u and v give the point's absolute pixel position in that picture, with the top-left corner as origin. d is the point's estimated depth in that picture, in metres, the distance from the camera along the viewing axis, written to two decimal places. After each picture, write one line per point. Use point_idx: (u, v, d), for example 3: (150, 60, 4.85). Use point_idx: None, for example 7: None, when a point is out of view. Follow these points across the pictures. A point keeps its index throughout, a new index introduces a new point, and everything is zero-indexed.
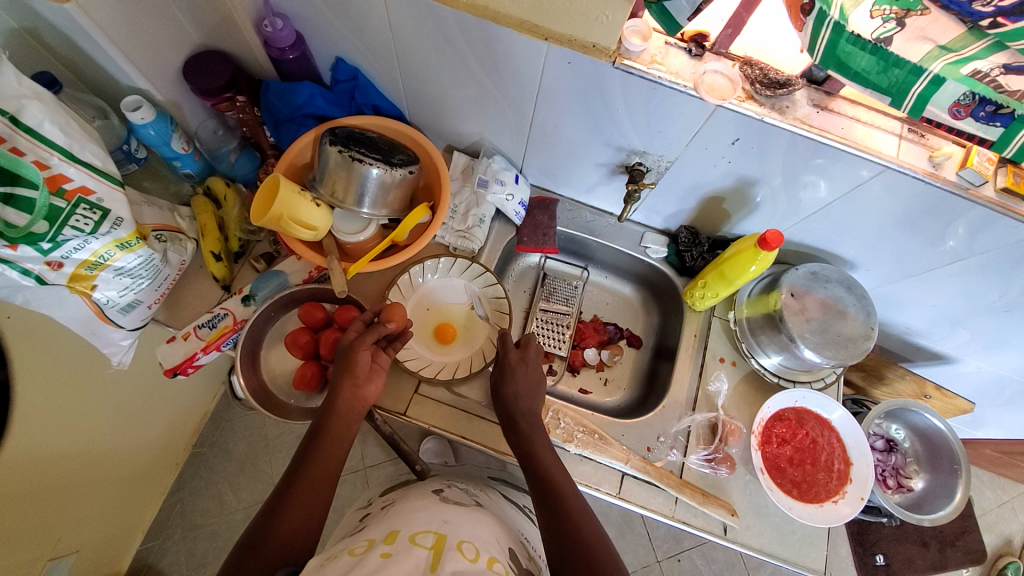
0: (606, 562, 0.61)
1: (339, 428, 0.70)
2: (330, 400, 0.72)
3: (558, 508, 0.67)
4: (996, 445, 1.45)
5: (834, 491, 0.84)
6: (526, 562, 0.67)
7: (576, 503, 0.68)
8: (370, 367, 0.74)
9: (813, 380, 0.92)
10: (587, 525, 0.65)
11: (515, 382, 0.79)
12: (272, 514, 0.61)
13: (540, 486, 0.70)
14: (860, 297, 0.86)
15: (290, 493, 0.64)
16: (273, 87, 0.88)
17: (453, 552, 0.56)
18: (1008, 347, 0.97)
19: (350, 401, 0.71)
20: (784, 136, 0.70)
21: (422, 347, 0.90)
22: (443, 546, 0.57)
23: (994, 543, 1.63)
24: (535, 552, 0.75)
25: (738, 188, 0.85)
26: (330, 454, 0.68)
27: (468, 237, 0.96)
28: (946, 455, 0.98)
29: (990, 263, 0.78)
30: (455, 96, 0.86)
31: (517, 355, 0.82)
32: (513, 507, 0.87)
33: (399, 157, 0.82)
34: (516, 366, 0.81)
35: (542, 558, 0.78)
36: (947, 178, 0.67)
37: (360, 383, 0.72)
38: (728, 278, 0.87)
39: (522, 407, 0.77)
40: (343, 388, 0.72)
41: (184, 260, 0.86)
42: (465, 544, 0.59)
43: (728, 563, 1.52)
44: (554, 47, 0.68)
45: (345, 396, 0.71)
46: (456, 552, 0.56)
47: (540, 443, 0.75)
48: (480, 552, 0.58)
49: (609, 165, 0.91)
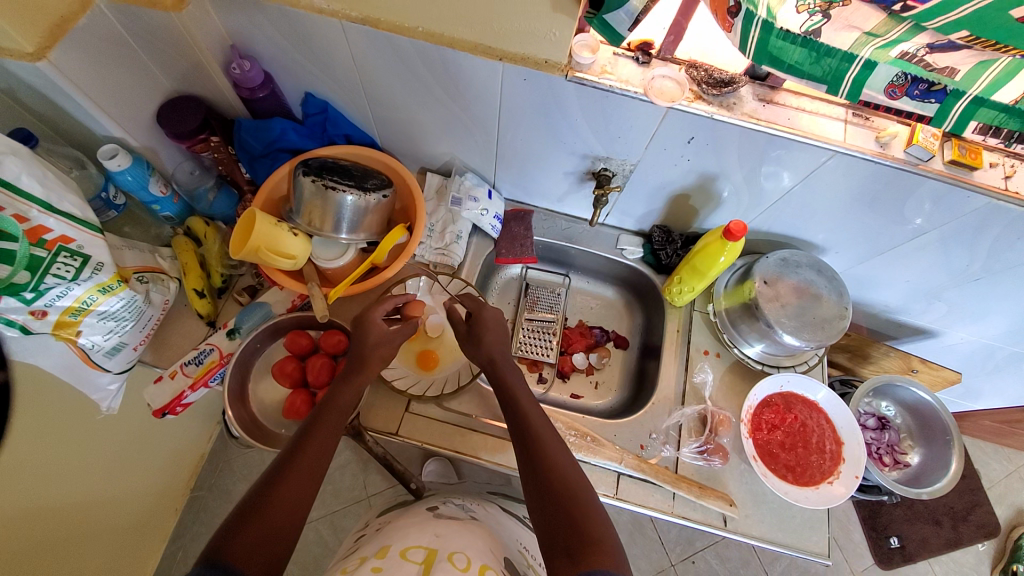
0: (589, 518, 0.58)
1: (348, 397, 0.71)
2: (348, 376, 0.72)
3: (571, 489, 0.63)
4: (992, 415, 1.47)
5: (828, 472, 0.85)
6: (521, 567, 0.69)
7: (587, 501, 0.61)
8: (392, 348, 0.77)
9: (796, 364, 0.93)
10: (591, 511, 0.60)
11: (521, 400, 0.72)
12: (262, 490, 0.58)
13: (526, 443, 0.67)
14: (830, 278, 0.88)
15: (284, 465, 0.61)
16: (245, 125, 0.92)
17: (444, 563, 0.58)
18: (984, 315, 0.99)
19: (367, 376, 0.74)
20: (736, 132, 0.73)
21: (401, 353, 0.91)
22: (434, 558, 0.59)
23: (1007, 515, 1.63)
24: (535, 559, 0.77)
25: (701, 184, 0.87)
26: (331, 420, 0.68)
27: (447, 254, 0.96)
28: (938, 427, 0.97)
29: (950, 235, 0.81)
30: (424, 120, 0.89)
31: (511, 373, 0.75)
32: (512, 518, 0.87)
33: (372, 182, 0.85)
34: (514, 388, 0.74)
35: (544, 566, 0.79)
36: (895, 156, 0.71)
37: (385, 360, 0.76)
38: (702, 271, 0.88)
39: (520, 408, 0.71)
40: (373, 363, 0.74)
41: (168, 300, 0.88)
42: (456, 554, 0.61)
43: (743, 561, 1.51)
44: (509, 67, 0.72)
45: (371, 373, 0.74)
46: (446, 563, 0.58)
47: (522, 411, 0.70)
48: (472, 561, 0.60)
49: (576, 172, 0.93)
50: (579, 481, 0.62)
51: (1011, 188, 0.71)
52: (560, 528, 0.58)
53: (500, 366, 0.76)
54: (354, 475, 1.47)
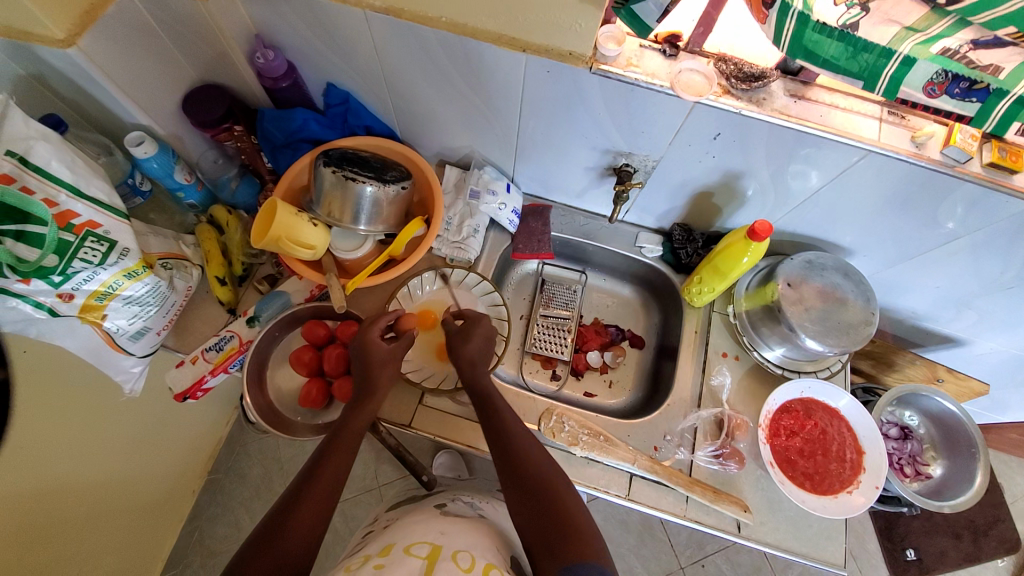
0: (583, 535, 0.60)
1: (358, 417, 0.73)
2: (365, 391, 0.75)
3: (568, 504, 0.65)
4: (1022, 429, 1.42)
5: (848, 481, 0.82)
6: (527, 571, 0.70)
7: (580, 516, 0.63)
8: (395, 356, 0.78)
9: (818, 369, 0.91)
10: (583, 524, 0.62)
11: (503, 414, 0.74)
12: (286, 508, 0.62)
13: (511, 457, 0.69)
14: (857, 282, 0.85)
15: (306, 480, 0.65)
16: (269, 115, 0.92)
17: (446, 562, 0.60)
18: (1018, 326, 0.95)
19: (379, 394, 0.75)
20: (765, 129, 0.71)
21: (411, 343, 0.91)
22: (437, 555, 0.61)
23: None
24: None
25: (726, 183, 0.85)
26: (341, 441, 0.70)
27: (463, 248, 0.96)
28: (963, 439, 0.94)
29: (988, 241, 0.78)
30: (444, 113, 0.89)
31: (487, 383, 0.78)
32: None
33: (391, 174, 0.85)
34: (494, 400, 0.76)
35: None
36: (932, 157, 0.68)
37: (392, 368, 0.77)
38: (722, 271, 0.86)
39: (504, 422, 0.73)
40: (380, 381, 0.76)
41: (190, 286, 0.89)
42: (460, 552, 0.62)
43: (754, 567, 1.49)
44: (532, 58, 0.71)
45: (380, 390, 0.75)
46: (449, 562, 0.60)
47: (503, 425, 0.72)
48: (475, 560, 0.61)
49: (596, 168, 0.91)
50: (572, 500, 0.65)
51: None
52: (558, 541, 0.60)
53: (481, 380, 0.77)
54: (366, 464, 1.49)
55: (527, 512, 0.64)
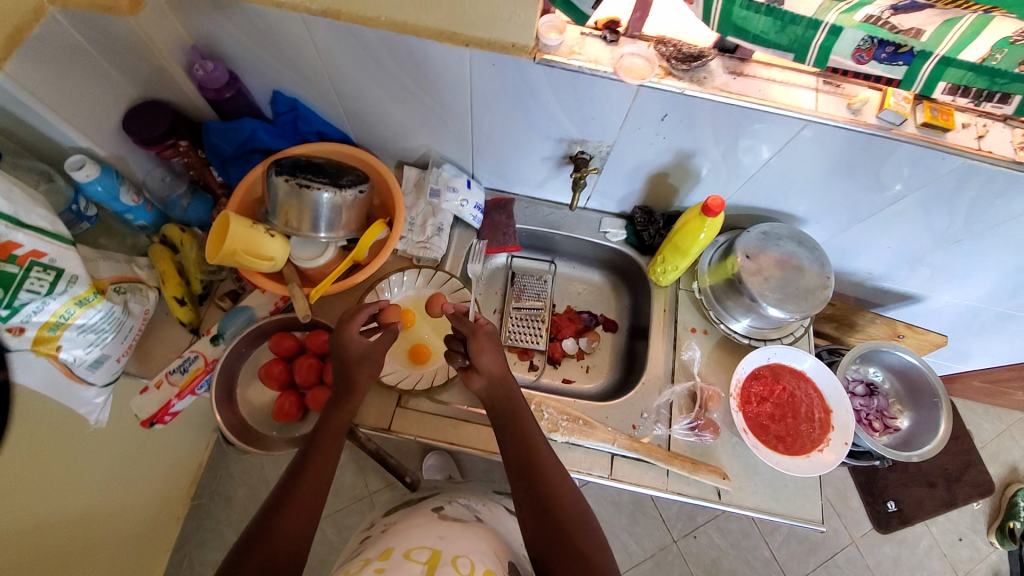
0: (584, 539, 0.62)
1: (338, 416, 0.71)
2: (343, 389, 0.72)
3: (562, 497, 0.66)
4: (982, 375, 1.50)
5: (818, 440, 0.86)
6: None
7: (579, 516, 0.65)
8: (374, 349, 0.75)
9: (783, 336, 0.94)
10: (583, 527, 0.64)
11: (520, 416, 0.73)
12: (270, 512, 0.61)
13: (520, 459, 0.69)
14: (812, 249, 0.88)
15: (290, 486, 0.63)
16: (212, 127, 0.90)
17: (448, 567, 0.61)
18: (965, 277, 1.01)
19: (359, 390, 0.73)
20: (709, 107, 0.72)
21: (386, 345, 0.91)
22: (438, 560, 0.62)
23: (1000, 473, 1.68)
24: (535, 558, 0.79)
25: (679, 163, 0.87)
26: (326, 445, 0.68)
27: (428, 247, 0.95)
28: (926, 389, 0.98)
29: (927, 198, 0.81)
30: (398, 114, 0.89)
31: (505, 387, 0.76)
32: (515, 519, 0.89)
33: (347, 179, 0.84)
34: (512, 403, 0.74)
35: None
36: (868, 122, 0.71)
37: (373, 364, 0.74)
38: (684, 249, 0.88)
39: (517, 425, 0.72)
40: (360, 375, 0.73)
41: (148, 309, 0.87)
42: (460, 558, 0.63)
43: (744, 533, 1.55)
44: (476, 52, 0.71)
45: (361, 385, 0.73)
46: (450, 567, 0.61)
47: (517, 428, 0.72)
48: (475, 566, 0.62)
49: (554, 158, 0.92)
50: (572, 501, 0.66)
51: (985, 147, 0.71)
52: (560, 545, 0.61)
53: (497, 382, 0.75)
54: (355, 474, 1.48)
55: (528, 512, 0.65)
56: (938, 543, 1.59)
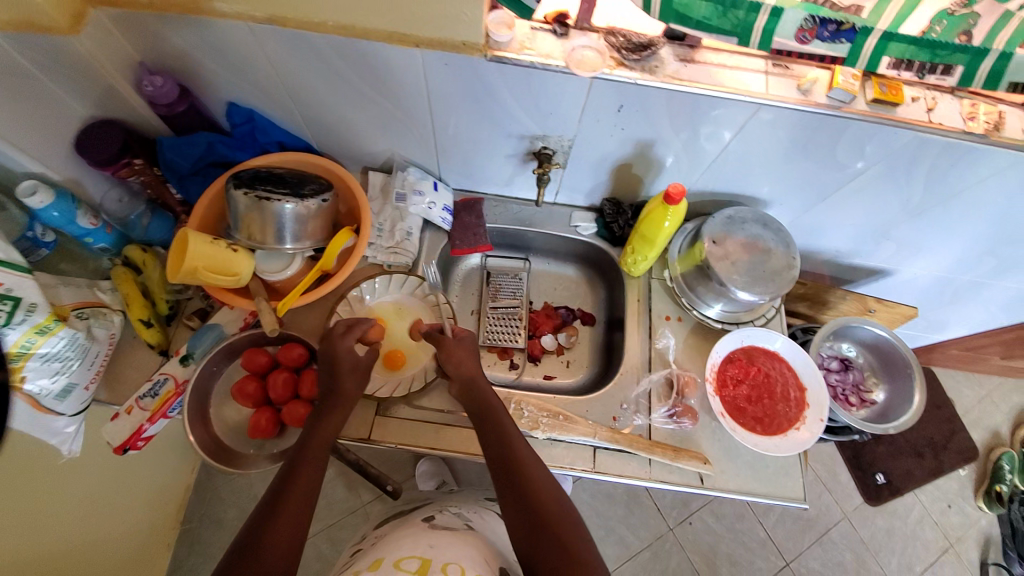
0: (573, 537, 0.63)
1: (325, 427, 0.71)
2: (331, 397, 0.73)
3: (549, 497, 0.66)
4: (958, 343, 1.53)
5: (795, 418, 0.87)
6: None
7: (567, 515, 0.65)
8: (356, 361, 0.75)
9: (754, 318, 0.95)
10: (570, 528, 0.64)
11: (503, 417, 0.74)
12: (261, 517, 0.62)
13: (506, 459, 0.69)
14: (776, 230, 0.89)
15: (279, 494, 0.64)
16: (167, 144, 0.89)
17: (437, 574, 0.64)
18: (930, 248, 1.02)
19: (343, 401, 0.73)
20: (662, 95, 0.73)
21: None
22: (426, 569, 0.65)
23: (984, 438, 1.71)
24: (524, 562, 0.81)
25: (641, 153, 0.87)
26: (311, 456, 0.68)
27: (399, 252, 0.94)
28: (898, 361, 1.00)
29: (884, 173, 0.83)
30: (358, 120, 0.88)
31: (489, 389, 0.76)
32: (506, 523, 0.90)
33: (309, 188, 0.82)
34: (496, 404, 0.75)
35: None
36: (819, 101, 0.72)
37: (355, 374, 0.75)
38: (651, 239, 0.88)
39: (503, 425, 0.73)
40: (347, 384, 0.74)
41: (113, 333, 0.85)
42: (449, 564, 0.66)
43: (737, 516, 1.57)
44: (427, 53, 0.71)
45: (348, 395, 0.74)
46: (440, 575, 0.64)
47: (502, 429, 0.72)
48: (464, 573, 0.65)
49: (518, 155, 0.92)
50: (560, 500, 0.66)
51: (935, 120, 0.73)
52: (549, 543, 0.62)
53: (478, 384, 0.76)
54: (346, 486, 1.47)
55: (515, 513, 0.65)
56: (929, 513, 1.61)
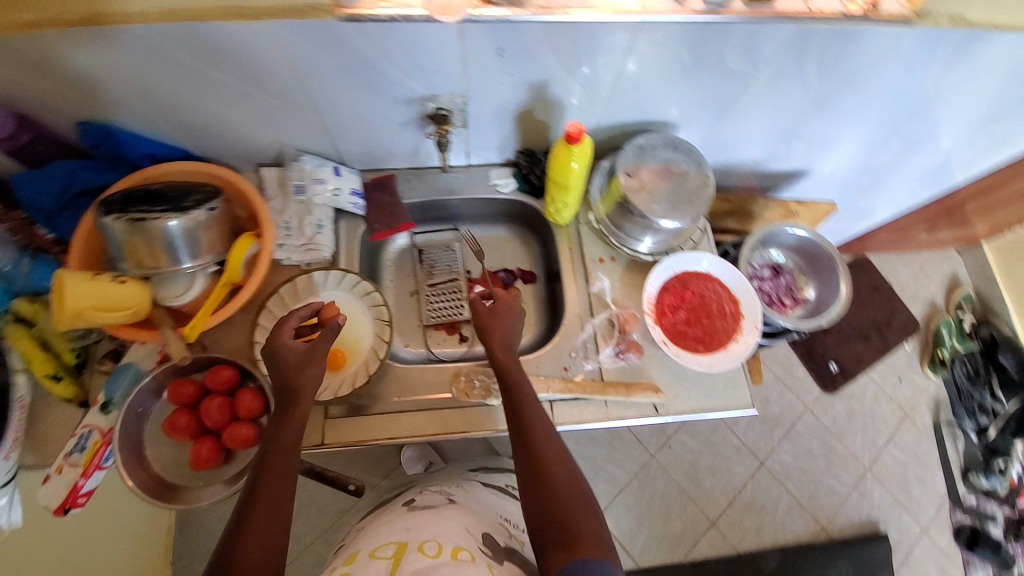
0: (571, 508, 0.63)
1: (288, 432, 0.66)
2: (286, 398, 0.68)
3: (557, 464, 0.66)
4: (886, 227, 1.61)
5: (733, 331, 0.89)
6: (504, 540, 0.76)
7: (568, 482, 0.65)
8: (308, 356, 0.70)
9: (683, 244, 0.96)
10: (574, 496, 0.64)
11: (518, 383, 0.74)
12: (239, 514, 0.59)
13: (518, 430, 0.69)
14: (687, 151, 0.89)
15: (252, 499, 0.60)
16: (19, 181, 0.78)
17: (414, 553, 0.65)
18: (839, 141, 1.04)
19: (301, 402, 0.68)
20: (539, 29, 0.69)
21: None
22: (403, 551, 0.66)
23: (922, 310, 1.84)
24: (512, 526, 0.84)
25: (538, 96, 0.83)
26: (284, 464, 0.64)
27: (315, 248, 0.89)
28: (823, 257, 1.04)
29: (778, 73, 0.82)
30: (231, 114, 0.81)
31: (503, 355, 0.76)
32: (487, 491, 0.93)
33: (192, 199, 0.75)
34: (514, 370, 0.75)
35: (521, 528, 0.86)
36: (697, 8, 0.69)
37: (305, 369, 0.70)
38: (565, 185, 0.85)
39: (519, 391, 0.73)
40: (299, 383, 0.68)
41: (21, 396, 0.79)
42: (426, 542, 0.67)
43: (712, 429, 1.67)
44: (271, 24, 0.65)
45: (306, 395, 0.68)
46: (416, 553, 0.65)
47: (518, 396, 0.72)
48: (442, 546, 0.66)
49: (413, 122, 0.86)
50: (566, 469, 0.66)
51: (813, 7, 0.72)
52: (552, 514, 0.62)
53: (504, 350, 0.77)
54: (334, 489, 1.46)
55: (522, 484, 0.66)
56: (882, 387, 1.75)
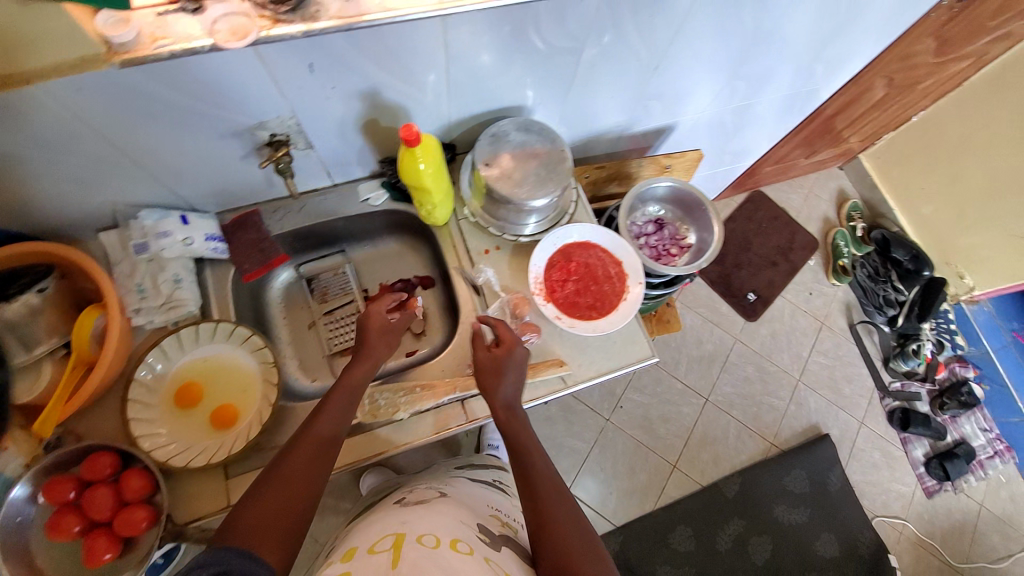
0: (570, 528, 0.62)
1: (336, 406, 0.73)
2: (361, 353, 0.80)
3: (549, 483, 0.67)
4: (767, 160, 1.72)
5: (621, 291, 0.93)
6: (498, 531, 0.71)
7: (563, 499, 0.66)
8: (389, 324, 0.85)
9: (559, 218, 0.98)
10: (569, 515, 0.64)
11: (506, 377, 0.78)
12: (250, 493, 0.61)
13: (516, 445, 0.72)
14: (538, 131, 0.91)
15: (280, 461, 0.65)
16: None
17: (412, 544, 0.58)
18: (688, 92, 1.10)
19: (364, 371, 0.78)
20: (341, 39, 0.66)
21: (180, 429, 0.82)
22: (401, 543, 0.59)
23: (818, 228, 1.99)
24: (507, 518, 0.78)
25: (373, 104, 0.82)
26: (313, 436, 0.68)
27: (178, 305, 0.83)
28: (695, 201, 1.09)
29: (603, 42, 0.84)
30: (41, 186, 0.74)
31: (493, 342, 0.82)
32: (478, 484, 0.88)
33: (18, 285, 0.73)
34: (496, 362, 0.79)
35: (518, 521, 0.81)
36: None
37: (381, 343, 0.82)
38: (422, 187, 0.84)
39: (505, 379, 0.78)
40: (378, 349, 0.81)
41: None
42: (424, 536, 0.60)
43: (656, 381, 1.74)
44: (48, 86, 0.59)
45: (376, 358, 0.80)
46: (415, 544, 0.58)
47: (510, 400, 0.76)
48: (440, 538, 0.60)
49: (253, 153, 0.83)
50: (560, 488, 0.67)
51: None
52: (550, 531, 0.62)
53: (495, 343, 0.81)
54: None
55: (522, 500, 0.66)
56: (797, 305, 1.88)
